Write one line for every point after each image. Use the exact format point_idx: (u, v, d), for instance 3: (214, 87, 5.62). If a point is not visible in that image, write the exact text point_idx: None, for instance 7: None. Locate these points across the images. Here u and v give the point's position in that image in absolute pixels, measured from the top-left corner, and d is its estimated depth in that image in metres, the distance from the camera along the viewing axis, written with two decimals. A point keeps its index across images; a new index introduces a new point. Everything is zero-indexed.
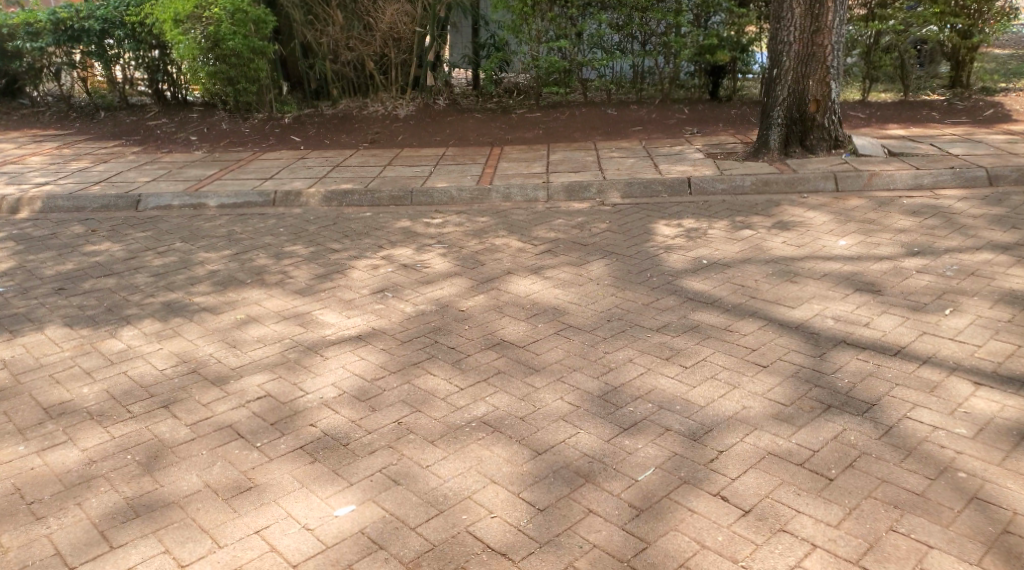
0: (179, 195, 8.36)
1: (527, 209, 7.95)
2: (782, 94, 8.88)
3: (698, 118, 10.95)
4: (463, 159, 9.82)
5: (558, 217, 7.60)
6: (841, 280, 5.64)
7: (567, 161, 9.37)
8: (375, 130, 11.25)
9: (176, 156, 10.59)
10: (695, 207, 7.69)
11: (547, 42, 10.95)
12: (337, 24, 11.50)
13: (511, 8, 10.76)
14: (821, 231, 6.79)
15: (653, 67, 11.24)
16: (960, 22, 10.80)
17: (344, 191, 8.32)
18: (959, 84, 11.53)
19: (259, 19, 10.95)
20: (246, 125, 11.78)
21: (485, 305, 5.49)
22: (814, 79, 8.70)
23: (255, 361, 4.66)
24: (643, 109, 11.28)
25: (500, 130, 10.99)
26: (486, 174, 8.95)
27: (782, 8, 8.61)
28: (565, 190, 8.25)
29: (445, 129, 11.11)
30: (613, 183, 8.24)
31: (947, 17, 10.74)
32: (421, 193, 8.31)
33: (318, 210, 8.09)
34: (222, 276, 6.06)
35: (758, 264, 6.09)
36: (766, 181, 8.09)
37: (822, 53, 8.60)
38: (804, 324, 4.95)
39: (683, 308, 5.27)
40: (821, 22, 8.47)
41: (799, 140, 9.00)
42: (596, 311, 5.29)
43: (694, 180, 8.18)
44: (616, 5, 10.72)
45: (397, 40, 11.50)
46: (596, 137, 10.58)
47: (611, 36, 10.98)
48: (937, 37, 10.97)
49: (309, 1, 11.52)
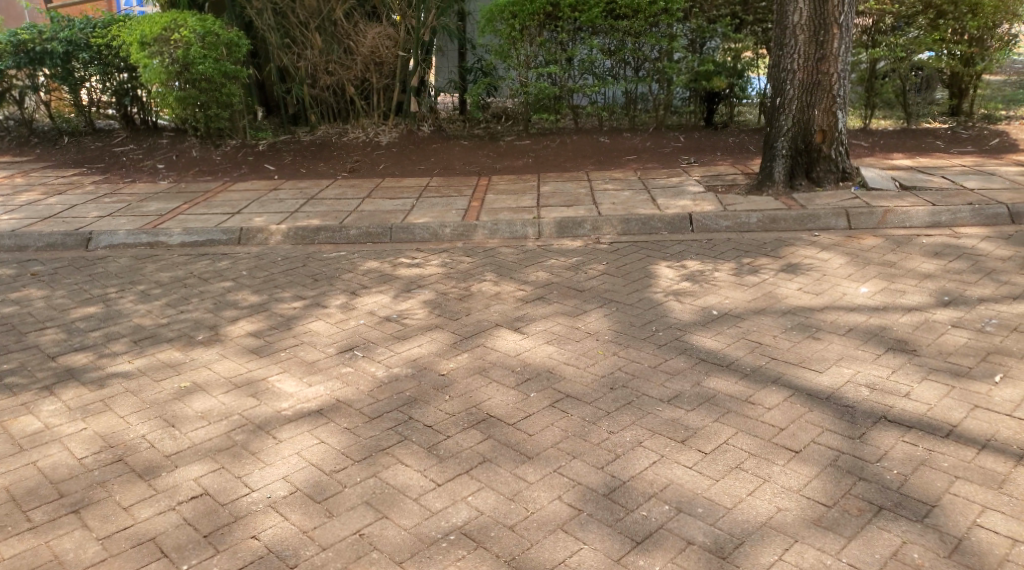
0: (134, 232, 7.63)
1: (515, 247, 7.28)
2: (786, 124, 8.30)
3: (695, 147, 10.38)
4: (447, 190, 9.15)
5: (551, 257, 6.94)
6: (869, 336, 5.00)
7: (558, 193, 8.73)
8: (353, 158, 10.57)
9: (137, 187, 9.85)
10: (698, 246, 7.05)
11: (536, 68, 10.32)
12: (315, 48, 10.87)
13: (499, 32, 10.24)
14: (838, 275, 6.18)
15: (646, 93, 10.65)
16: (960, 49, 10.20)
17: (314, 227, 7.63)
18: (960, 113, 11.12)
19: (231, 41, 10.29)
20: (217, 152, 10.99)
21: (468, 366, 4.78)
22: (820, 109, 8.12)
23: (194, 447, 3.98)
24: (635, 137, 10.70)
25: (486, 158, 10.35)
26: (472, 208, 8.29)
27: (784, 34, 8.06)
28: (556, 226, 7.60)
29: (430, 157, 10.46)
30: (609, 219, 7.60)
31: (947, 44, 10.15)
32: (400, 229, 7.62)
33: (286, 249, 7.39)
34: (168, 333, 5.35)
35: (774, 316, 5.44)
36: (774, 218, 7.48)
37: (828, 81, 8.02)
38: (836, 395, 4.27)
39: (696, 373, 4.60)
40: (826, 49, 7.92)
41: (804, 172, 8.41)
42: (595, 376, 4.59)
43: (696, 216, 7.54)
44: (609, 29, 10.10)
45: (378, 64, 10.87)
46: (587, 166, 9.95)
47: (603, 61, 10.32)
48: (935, 65, 10.32)
49: (284, 23, 10.84)
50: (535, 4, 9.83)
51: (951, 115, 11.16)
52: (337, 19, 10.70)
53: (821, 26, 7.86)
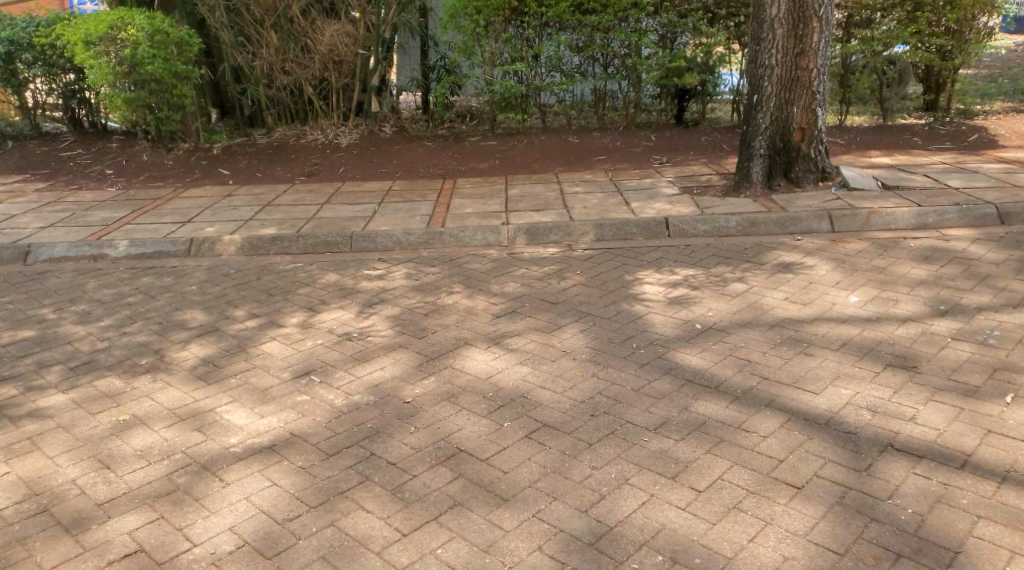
0: (75, 244, 7.13)
1: (482, 256, 6.90)
2: (763, 122, 8.00)
3: (667, 146, 10.07)
4: (411, 194, 8.74)
5: (521, 267, 6.57)
6: (864, 352, 4.70)
7: (527, 197, 8.37)
8: (313, 161, 10.11)
9: (83, 194, 9.31)
10: (676, 253, 6.73)
11: (502, 65, 9.92)
12: (271, 45, 10.40)
13: (463, 28, 9.84)
14: (825, 283, 5.89)
15: (616, 91, 10.35)
16: (938, 42, 10.05)
17: (270, 236, 7.19)
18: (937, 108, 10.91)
19: (182, 40, 9.77)
20: (169, 155, 10.47)
21: (435, 392, 4.38)
22: (799, 106, 7.85)
23: (130, 492, 3.62)
24: (606, 136, 10.37)
25: (451, 159, 9.95)
26: (438, 213, 7.90)
27: (761, 28, 7.78)
28: (526, 232, 7.25)
29: (392, 159, 10.03)
30: (583, 225, 7.26)
31: (926, 37, 10.01)
32: (362, 237, 7.21)
33: (239, 261, 6.95)
34: (107, 359, 4.92)
35: (761, 330, 5.12)
36: (754, 222, 7.18)
37: (806, 77, 7.75)
38: (836, 419, 3.94)
39: (683, 397, 4.24)
40: (805, 43, 7.64)
41: (783, 173, 8.10)
42: (573, 402, 4.22)
43: (673, 220, 7.22)
44: (576, 25, 9.75)
45: (337, 62, 10.45)
46: (557, 167, 9.59)
47: (571, 58, 9.99)
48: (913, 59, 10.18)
49: (238, 21, 10.36)
50: None
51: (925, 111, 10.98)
52: (293, 16, 10.24)
53: (799, 19, 7.59)
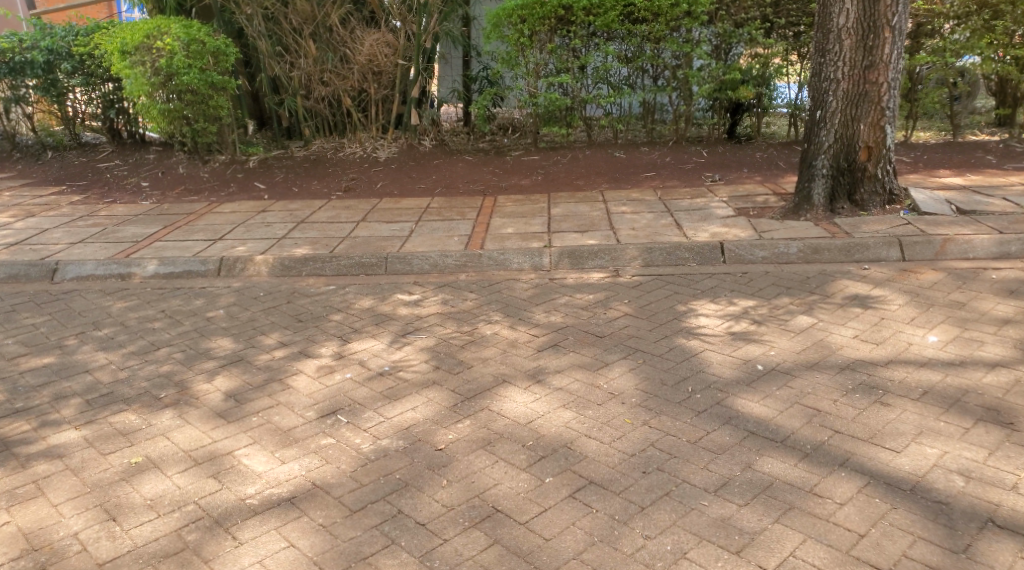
0: (103, 262, 6.92)
1: (522, 281, 6.55)
2: (827, 140, 7.52)
3: (719, 163, 9.60)
4: (449, 213, 8.41)
5: (563, 294, 6.19)
6: (949, 403, 4.28)
7: (570, 216, 7.99)
8: (351, 176, 9.85)
9: (118, 209, 9.14)
10: (732, 281, 6.30)
11: (547, 77, 9.53)
12: (310, 56, 10.23)
13: (506, 37, 9.53)
14: (898, 319, 5.41)
15: (667, 104, 9.95)
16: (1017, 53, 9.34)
17: (303, 257, 6.92)
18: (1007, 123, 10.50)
19: (217, 50, 9.64)
20: (206, 168, 10.33)
21: (470, 439, 4.00)
22: (866, 123, 7.36)
23: (136, 550, 3.30)
24: (654, 151, 9.95)
25: (491, 175, 9.60)
26: (477, 233, 7.57)
27: (827, 39, 7.30)
28: (569, 255, 6.88)
29: (431, 175, 9.73)
30: (630, 248, 6.86)
31: (1000, 46, 9.35)
32: (398, 259, 6.90)
33: (270, 283, 6.69)
34: (127, 391, 4.63)
35: (829, 372, 4.68)
36: (815, 248, 6.70)
37: (875, 92, 7.28)
38: (922, 486, 3.56)
39: (746, 453, 3.84)
40: (875, 55, 7.17)
41: (847, 195, 7.61)
42: (622, 454, 3.82)
43: (728, 245, 6.78)
44: (626, 34, 9.35)
45: (377, 74, 10.22)
46: (602, 184, 9.18)
47: (618, 70, 9.58)
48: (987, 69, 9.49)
49: (276, 30, 10.20)
50: (546, 6, 9.09)
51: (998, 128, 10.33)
52: (332, 25, 10.12)
53: (869, 29, 7.11)
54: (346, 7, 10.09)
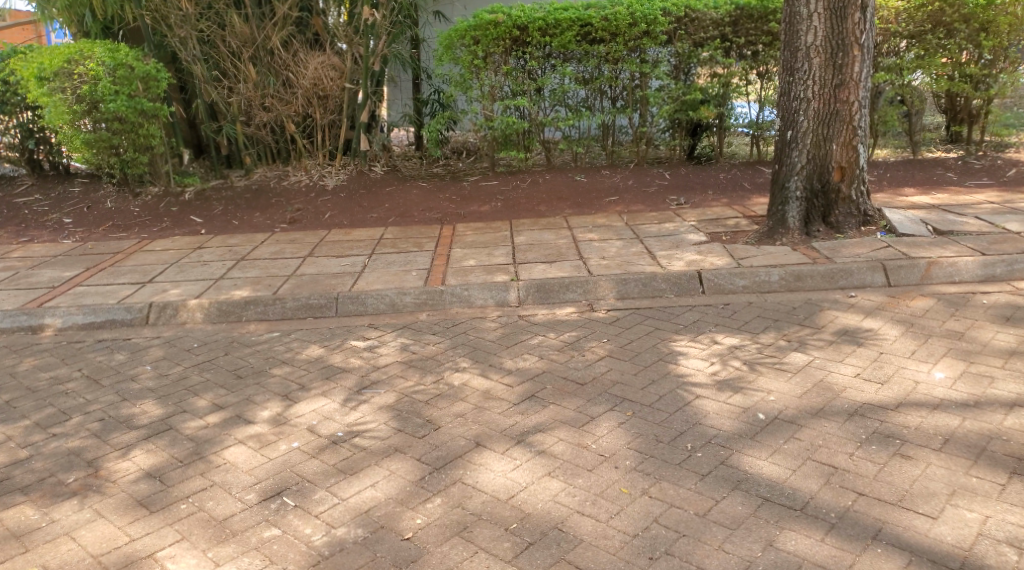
0: (11, 313, 6.25)
1: (487, 320, 6.00)
2: (800, 161, 7.12)
3: (683, 185, 9.17)
4: (405, 244, 7.82)
5: (535, 334, 5.67)
6: (976, 453, 3.80)
7: (535, 245, 7.46)
8: (296, 206, 9.19)
9: (34, 249, 8.35)
10: (714, 315, 5.84)
11: (502, 100, 9.05)
12: (250, 81, 9.56)
13: (459, 59, 8.94)
14: (898, 354, 4.98)
15: (627, 126, 9.46)
16: (970, 70, 9.20)
17: (243, 300, 6.28)
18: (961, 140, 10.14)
19: (148, 75, 8.91)
20: (136, 202, 9.57)
21: (443, 523, 3.54)
22: (839, 143, 6.98)
23: None
24: (615, 174, 9.48)
25: (447, 202, 9.03)
26: (437, 266, 6.99)
27: (794, 58, 6.93)
28: (537, 289, 6.35)
29: (383, 203, 9.12)
30: (602, 279, 6.36)
31: (953, 66, 9.18)
32: (350, 299, 6.30)
33: (205, 330, 6.04)
34: (24, 476, 4.11)
35: (838, 420, 4.20)
36: (798, 275, 6.28)
37: (847, 111, 6.90)
38: (972, 562, 3.11)
39: (764, 527, 3.35)
40: (845, 74, 6.81)
41: (822, 217, 7.21)
42: (622, 535, 3.37)
43: (707, 274, 6.32)
44: (583, 55, 8.92)
45: (322, 98, 9.68)
46: (564, 209, 8.68)
47: (576, 91, 9.13)
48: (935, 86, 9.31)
49: (212, 53, 9.53)
50: (500, 26, 8.62)
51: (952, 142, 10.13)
52: (273, 48, 9.54)
53: (838, 47, 6.76)
54: (288, 28, 9.56)
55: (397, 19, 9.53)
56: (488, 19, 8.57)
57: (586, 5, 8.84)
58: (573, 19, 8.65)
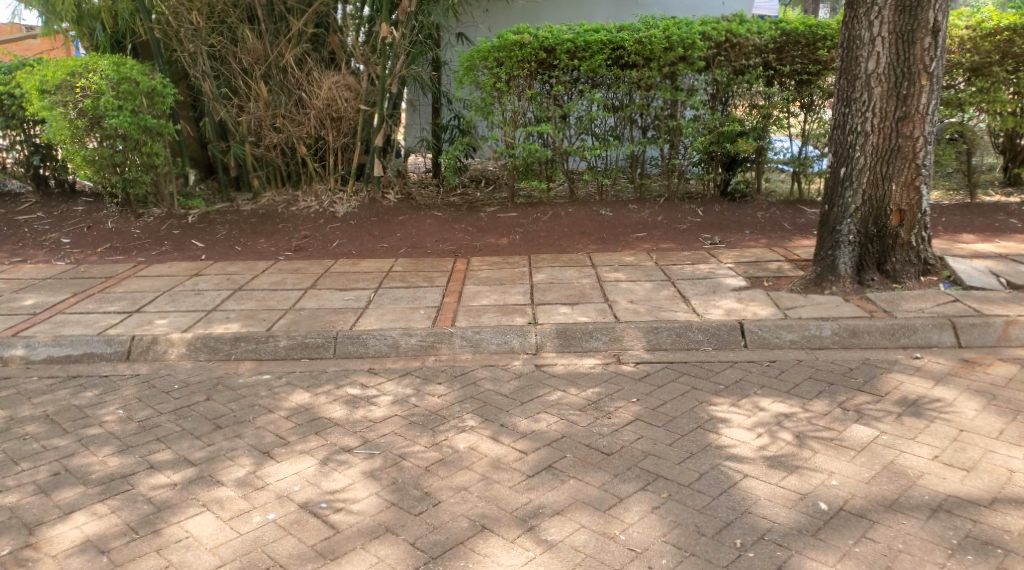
0: None
1: (501, 369, 5.36)
2: (854, 201, 6.40)
3: (718, 223, 8.51)
4: (415, 277, 7.20)
5: (553, 389, 5.02)
6: None
7: (557, 284, 6.82)
8: (304, 234, 8.65)
9: (23, 270, 7.82)
10: (759, 372, 5.17)
11: (525, 126, 8.43)
12: (261, 99, 9.07)
13: (481, 83, 8.39)
14: (984, 434, 4.33)
15: (656, 157, 8.82)
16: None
17: (232, 336, 5.74)
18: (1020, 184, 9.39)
19: (154, 90, 8.41)
20: (137, 223, 9.03)
21: None
22: (899, 183, 6.28)
23: None
24: (644, 209, 8.80)
25: (464, 233, 8.43)
26: (448, 304, 6.36)
27: (852, 86, 6.27)
28: (558, 335, 5.70)
29: (397, 232, 8.54)
30: (631, 327, 5.70)
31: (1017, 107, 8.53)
32: (349, 339, 5.72)
33: (189, 369, 5.46)
34: None
35: (918, 516, 3.62)
36: (853, 330, 5.58)
37: (910, 147, 6.21)
38: None
39: None
40: (910, 105, 6.13)
41: (876, 264, 6.48)
42: None
43: (749, 325, 5.64)
44: (613, 81, 8.33)
45: (335, 120, 9.12)
46: (588, 245, 8.05)
47: (604, 119, 8.52)
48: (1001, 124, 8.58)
49: (223, 70, 9.07)
50: (525, 47, 8.03)
51: (1013, 185, 9.37)
52: (286, 66, 9.05)
53: (904, 76, 6.09)
54: (302, 45, 9.03)
55: (418, 39, 8.99)
56: (513, 40, 7.98)
57: (619, 27, 8.22)
58: (604, 42, 8.04)
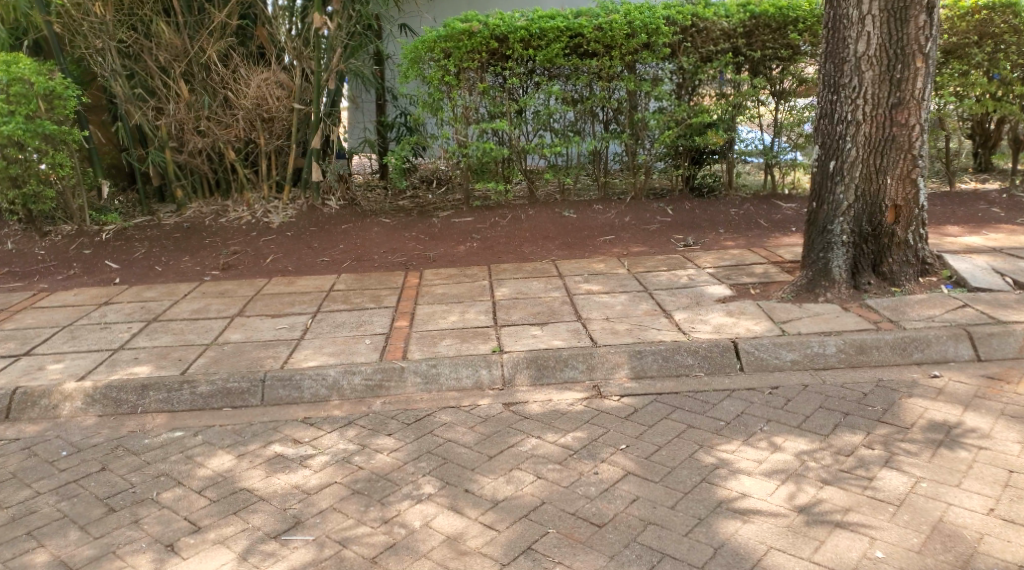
0: None
1: (464, 412, 4.58)
2: (846, 198, 5.59)
3: (690, 222, 7.80)
4: (359, 297, 6.35)
5: (527, 436, 4.25)
6: None
7: (520, 299, 6.05)
8: (232, 249, 7.72)
9: None
10: (761, 403, 4.44)
11: (478, 123, 7.63)
12: (182, 100, 8.04)
13: (427, 78, 7.57)
14: None
15: (621, 153, 8.08)
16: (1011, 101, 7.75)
17: (138, 384, 5.00)
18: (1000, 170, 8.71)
19: (53, 91, 7.38)
20: (43, 243, 8.01)
21: None
22: (894, 176, 5.50)
23: None
24: (609, 209, 8.06)
25: (415, 242, 7.59)
26: (399, 331, 5.53)
27: (839, 71, 5.47)
28: (529, 365, 4.92)
29: (339, 244, 7.67)
30: (611, 352, 4.93)
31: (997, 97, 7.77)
32: (280, 381, 4.95)
33: (84, 430, 4.75)
34: None
35: None
36: (861, 346, 4.89)
37: (906, 136, 5.44)
38: None
39: None
40: (904, 90, 5.36)
41: (872, 266, 5.70)
42: None
43: (744, 345, 4.92)
44: (572, 71, 7.55)
45: (267, 121, 8.19)
46: (553, 250, 7.30)
47: (563, 114, 7.76)
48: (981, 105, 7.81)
49: (136, 69, 8.06)
50: (474, 37, 7.23)
51: (985, 172, 8.71)
52: (209, 62, 8.09)
53: (897, 58, 5.33)
54: (227, 39, 8.08)
55: (356, 30, 8.14)
56: (460, 28, 7.18)
57: (577, 12, 7.46)
58: (561, 29, 7.26)
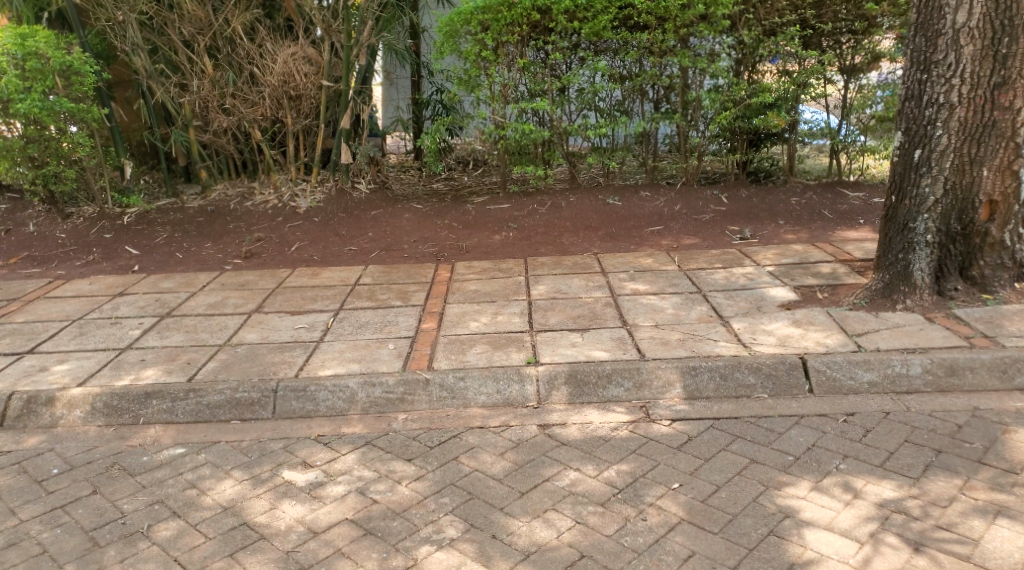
0: None
1: (494, 435, 4.07)
2: (933, 193, 4.90)
3: (746, 212, 7.16)
4: (386, 292, 5.86)
5: (566, 468, 3.73)
6: None
7: (559, 299, 5.50)
8: (256, 235, 7.28)
9: None
10: (835, 433, 3.87)
11: (517, 102, 7.02)
12: (206, 76, 7.58)
13: (463, 52, 7.00)
14: None
15: (672, 134, 7.47)
16: None
17: (141, 392, 4.56)
18: None
19: (71, 66, 6.95)
20: (63, 226, 7.64)
21: None
22: (992, 168, 4.82)
23: None
24: (658, 196, 7.44)
25: (447, 231, 7.07)
26: (425, 335, 5.02)
27: (931, 45, 4.79)
28: (567, 380, 4.39)
29: (369, 231, 7.19)
30: (660, 368, 4.38)
31: None
32: (293, 392, 4.49)
33: (82, 443, 4.33)
34: None
35: None
36: (951, 367, 4.28)
37: (1009, 122, 4.74)
38: None
39: None
40: (1010, 68, 4.66)
41: (960, 269, 5.04)
42: None
43: (815, 362, 4.33)
44: (621, 46, 6.93)
45: (294, 99, 7.67)
46: (596, 242, 6.73)
47: (609, 92, 7.14)
48: None
49: (160, 43, 7.65)
50: (515, 8, 6.63)
51: None
52: (234, 36, 7.62)
53: (1003, 30, 4.63)
54: (253, 11, 7.59)
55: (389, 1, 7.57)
56: None
57: None
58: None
